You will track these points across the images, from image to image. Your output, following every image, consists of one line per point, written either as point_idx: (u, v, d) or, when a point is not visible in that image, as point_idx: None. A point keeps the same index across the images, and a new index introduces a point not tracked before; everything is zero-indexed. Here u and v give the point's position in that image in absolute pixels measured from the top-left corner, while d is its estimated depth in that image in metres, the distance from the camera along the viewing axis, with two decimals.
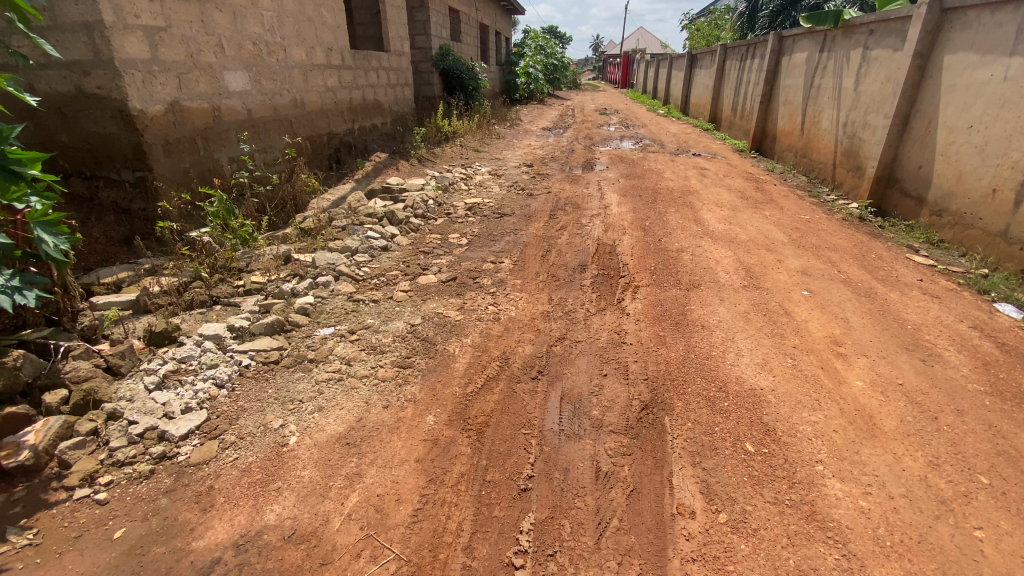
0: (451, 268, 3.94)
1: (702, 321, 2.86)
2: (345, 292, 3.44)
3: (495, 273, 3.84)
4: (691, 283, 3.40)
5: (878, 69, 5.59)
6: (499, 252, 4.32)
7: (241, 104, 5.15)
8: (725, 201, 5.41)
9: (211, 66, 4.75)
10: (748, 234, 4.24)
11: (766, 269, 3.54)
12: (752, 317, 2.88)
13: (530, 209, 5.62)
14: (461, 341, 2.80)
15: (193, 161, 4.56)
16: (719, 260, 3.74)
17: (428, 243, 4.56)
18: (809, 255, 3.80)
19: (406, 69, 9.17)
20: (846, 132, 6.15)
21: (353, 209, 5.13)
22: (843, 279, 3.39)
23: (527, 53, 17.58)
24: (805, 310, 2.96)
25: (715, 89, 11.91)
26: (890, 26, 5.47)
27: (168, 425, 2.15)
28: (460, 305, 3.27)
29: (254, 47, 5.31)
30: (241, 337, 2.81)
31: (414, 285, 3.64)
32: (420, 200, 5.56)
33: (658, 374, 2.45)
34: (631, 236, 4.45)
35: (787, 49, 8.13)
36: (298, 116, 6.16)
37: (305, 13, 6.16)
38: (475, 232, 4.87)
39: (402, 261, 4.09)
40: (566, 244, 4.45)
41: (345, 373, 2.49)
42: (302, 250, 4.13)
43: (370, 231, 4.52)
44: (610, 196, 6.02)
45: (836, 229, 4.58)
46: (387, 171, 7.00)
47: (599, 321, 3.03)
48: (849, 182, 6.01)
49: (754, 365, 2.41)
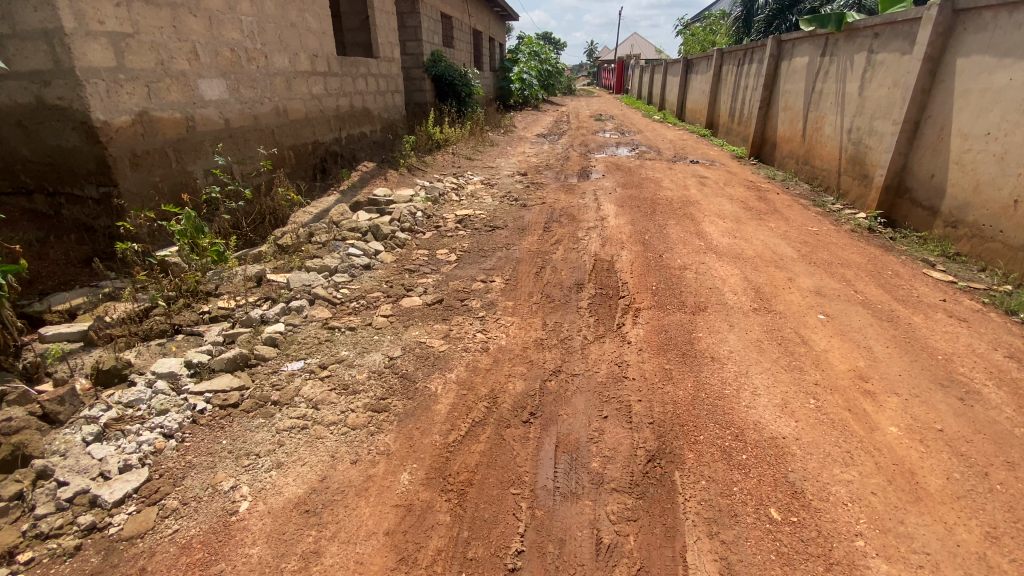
0: (437, 289, 3.67)
1: (712, 352, 2.59)
2: (321, 318, 3.16)
3: (485, 294, 3.57)
4: (697, 306, 3.13)
5: (884, 74, 5.37)
6: (490, 269, 4.05)
7: (218, 114, 4.88)
8: (727, 211, 5.16)
9: (185, 75, 4.48)
10: (755, 248, 3.98)
11: (778, 289, 3.28)
12: (767, 346, 2.61)
13: (524, 221, 5.35)
14: (445, 376, 2.52)
15: (164, 174, 4.27)
16: (725, 278, 3.48)
17: (414, 259, 4.28)
18: (822, 272, 3.54)
19: (396, 75, 8.93)
20: (851, 139, 5.92)
21: (336, 224, 4.86)
22: (860, 300, 3.13)
23: (521, 59, 17.40)
24: (824, 337, 2.69)
25: (712, 95, 11.69)
26: (895, 30, 5.25)
27: (101, 488, 1.86)
28: (445, 332, 2.99)
29: (233, 53, 5.05)
30: (199, 375, 2.54)
31: (397, 308, 3.36)
32: (408, 213, 5.29)
33: (665, 417, 2.17)
34: (631, 251, 4.18)
35: (786, 53, 7.91)
36: (281, 126, 5.89)
37: (288, 19, 5.91)
38: (465, 247, 4.60)
39: (385, 280, 3.81)
40: (561, 260, 4.18)
41: (312, 420, 2.21)
42: (278, 271, 3.85)
43: (352, 248, 4.25)
44: (608, 206, 5.76)
45: (846, 242, 4.34)
46: (375, 181, 6.73)
47: (597, 350, 2.76)
48: (855, 191, 5.77)
49: (773, 407, 2.14)
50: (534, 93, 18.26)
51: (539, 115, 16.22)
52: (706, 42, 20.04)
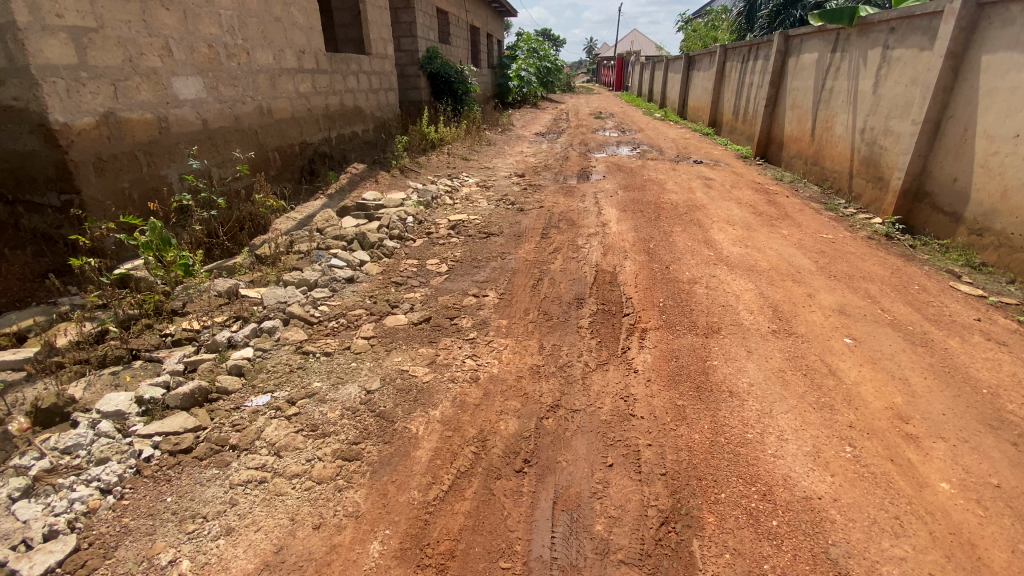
0: (425, 305, 3.37)
1: (730, 385, 2.29)
2: (295, 341, 2.87)
3: (477, 311, 3.28)
4: (709, 327, 2.84)
5: (901, 71, 5.07)
6: (483, 282, 3.76)
7: (194, 114, 4.57)
8: (736, 217, 4.87)
9: (157, 72, 4.18)
10: (769, 260, 3.68)
11: (797, 307, 2.99)
12: (791, 378, 2.32)
13: (520, 227, 5.06)
14: (427, 415, 2.22)
15: (133, 180, 3.98)
16: (739, 294, 3.19)
17: (402, 271, 3.98)
18: (844, 287, 3.25)
19: (389, 73, 8.62)
20: (865, 139, 5.62)
21: (321, 231, 4.57)
22: (889, 321, 2.84)
23: (520, 55, 17.09)
24: (854, 367, 2.41)
25: (715, 92, 11.39)
26: (913, 24, 4.96)
27: (19, 562, 1.57)
28: (431, 357, 2.69)
29: (210, 49, 4.75)
30: (150, 413, 2.26)
31: (380, 328, 3.07)
32: (397, 218, 4.99)
33: (680, 467, 1.88)
34: (635, 262, 3.89)
35: (794, 49, 7.60)
36: (264, 126, 5.58)
37: (272, 13, 5.61)
38: (457, 257, 4.30)
39: (369, 295, 3.51)
40: (559, 271, 3.88)
41: (271, 472, 1.93)
42: (253, 286, 3.57)
43: (335, 259, 3.95)
44: (609, 210, 5.46)
45: (866, 251, 4.05)
46: (364, 183, 6.42)
47: (600, 380, 2.46)
48: (869, 194, 5.48)
49: (804, 457, 1.86)
50: (532, 91, 17.93)
51: (538, 114, 15.91)
52: (708, 39, 19.71)
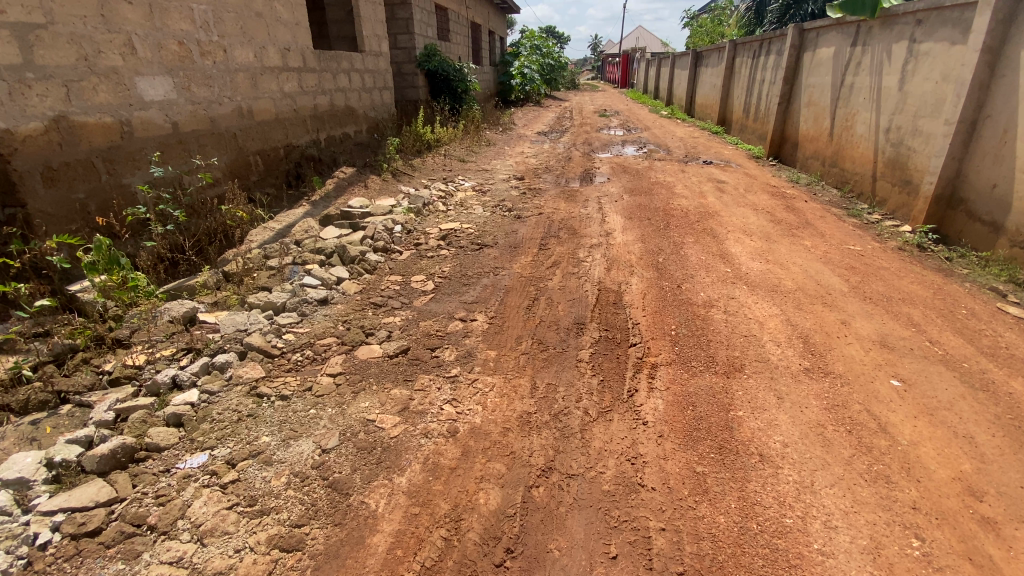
0: (404, 333, 2.94)
1: (760, 447, 1.89)
2: (249, 380, 2.49)
3: (462, 339, 2.88)
4: (731, 365, 2.43)
5: (931, 67, 4.64)
6: (473, 302, 3.36)
7: (162, 117, 4.20)
8: (753, 226, 4.45)
9: (118, 72, 3.80)
10: (794, 278, 3.27)
11: (831, 339, 2.57)
12: (833, 437, 1.92)
13: (517, 237, 4.66)
14: (392, 484, 1.83)
15: (90, 190, 3.61)
16: (762, 321, 2.78)
17: (382, 289, 3.59)
18: (881, 312, 2.83)
19: (384, 71, 8.22)
20: (891, 139, 5.18)
21: (299, 244, 4.19)
22: (939, 357, 2.43)
23: (522, 53, 16.64)
24: (907, 421, 2.01)
25: (724, 89, 10.95)
26: (943, 16, 4.53)
27: None
28: (404, 402, 2.28)
29: (181, 47, 4.37)
30: (60, 479, 1.89)
31: (349, 361, 2.67)
32: (383, 228, 4.61)
33: (702, 565, 1.49)
34: (642, 278, 3.50)
35: (809, 43, 7.14)
36: (244, 129, 5.21)
37: (251, 8, 5.24)
38: (445, 272, 3.91)
39: (343, 318, 3.12)
40: (558, 290, 3.47)
41: (188, 568, 1.56)
42: (214, 310, 3.19)
43: (308, 276, 3.56)
44: (613, 217, 5.06)
45: (898, 266, 3.63)
46: (353, 188, 6.04)
47: (602, 435, 2.06)
48: (895, 200, 5.05)
49: (860, 557, 1.48)
50: (535, 89, 17.48)
51: (541, 112, 15.51)
52: (716, 35, 19.25)
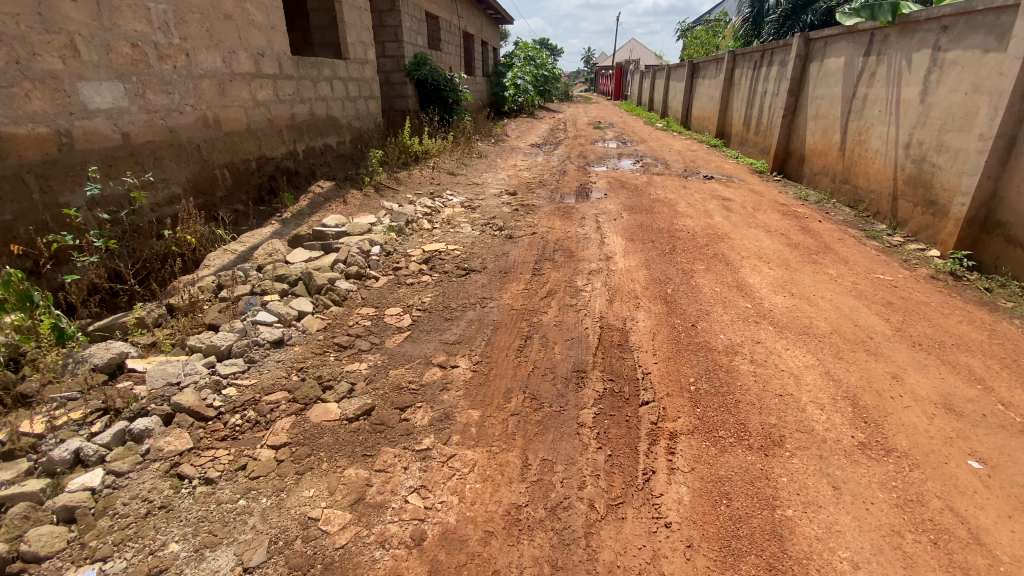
0: (369, 386, 2.45)
1: (822, 570, 1.45)
2: (170, 456, 2.00)
3: (439, 392, 2.40)
4: (768, 437, 1.96)
5: (958, 77, 4.27)
6: (454, 343, 2.88)
7: (110, 127, 3.72)
8: (769, 251, 4.02)
9: (56, 77, 3.32)
10: (825, 316, 2.83)
11: (883, 402, 2.14)
12: (915, 555, 1.49)
13: (507, 260, 4.21)
14: None
15: (18, 211, 3.12)
16: (798, 374, 2.33)
17: (351, 325, 3.11)
18: (937, 364, 2.41)
19: (369, 80, 7.80)
20: (911, 155, 4.80)
21: (261, 270, 3.70)
22: (1020, 427, 2.01)
23: (516, 64, 16.34)
24: (1003, 528, 1.59)
25: (722, 101, 10.64)
26: (973, 22, 4.16)
27: None
28: (359, 490, 1.81)
29: (134, 50, 3.90)
30: None
31: (298, 427, 2.18)
32: (358, 250, 4.13)
33: None
34: (650, 314, 3.05)
35: (816, 53, 6.80)
36: (209, 140, 4.73)
37: (220, 9, 4.79)
38: (425, 303, 3.44)
39: (298, 365, 2.64)
40: (554, 327, 3.01)
41: None
42: (146, 356, 2.69)
43: (264, 310, 3.07)
44: (613, 238, 4.63)
45: (939, 300, 3.20)
46: (330, 203, 5.58)
47: (612, 543, 1.59)
48: (918, 221, 4.66)
49: None
50: (528, 100, 17.17)
51: (534, 123, 15.14)
52: (711, 47, 19.18)
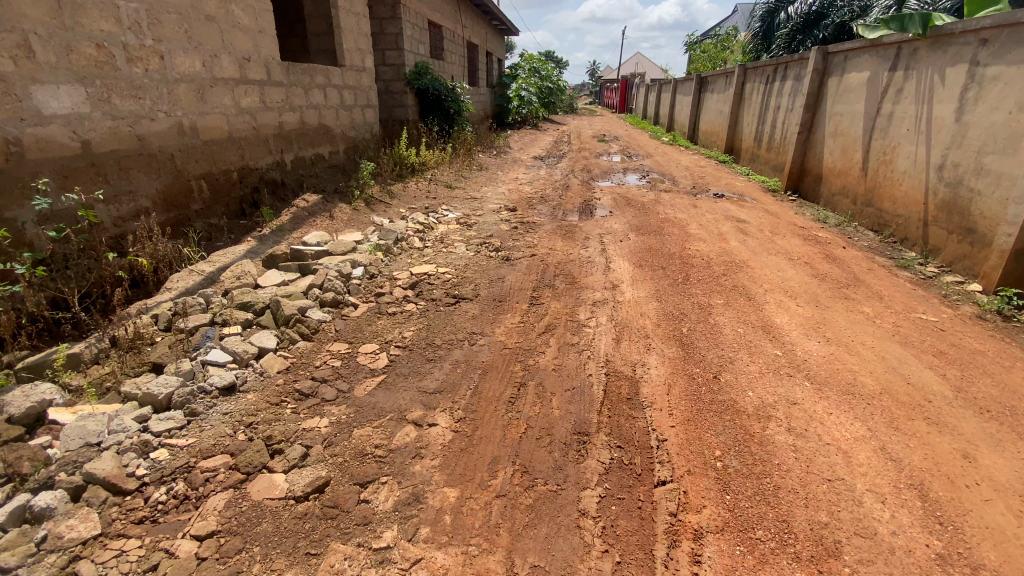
0: (327, 451, 2.04)
1: None
2: (71, 546, 1.60)
3: (410, 461, 1.98)
4: (820, 544, 1.55)
5: (1000, 96, 3.89)
6: (436, 391, 2.48)
7: (68, 135, 3.34)
8: (793, 282, 3.63)
9: (4, 78, 2.97)
10: (870, 369, 2.42)
11: (959, 494, 1.72)
12: None
13: (502, 286, 3.81)
14: None
15: None
16: (848, 449, 1.91)
17: (318, 365, 2.71)
18: (1013, 438, 1.99)
19: (366, 88, 7.46)
20: (945, 178, 4.41)
21: (226, 295, 3.30)
22: None
23: (521, 75, 16.12)
24: None
25: (732, 115, 10.31)
26: (1017, 35, 3.79)
27: None
28: None
29: (100, 51, 3.53)
30: None
31: (234, 507, 1.78)
32: (337, 272, 3.74)
33: None
34: (663, 359, 2.64)
35: (835, 67, 6.43)
36: (185, 149, 4.36)
37: (202, 10, 4.44)
38: (405, 338, 3.04)
39: (248, 418, 2.23)
40: (552, 372, 2.60)
41: None
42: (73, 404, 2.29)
43: (218, 348, 2.67)
44: (619, 262, 4.25)
45: (994, 349, 2.79)
46: (316, 218, 5.21)
47: None
48: (954, 251, 4.26)
49: None
50: (532, 112, 16.95)
51: (536, 135, 14.85)
52: (717, 61, 19.04)
